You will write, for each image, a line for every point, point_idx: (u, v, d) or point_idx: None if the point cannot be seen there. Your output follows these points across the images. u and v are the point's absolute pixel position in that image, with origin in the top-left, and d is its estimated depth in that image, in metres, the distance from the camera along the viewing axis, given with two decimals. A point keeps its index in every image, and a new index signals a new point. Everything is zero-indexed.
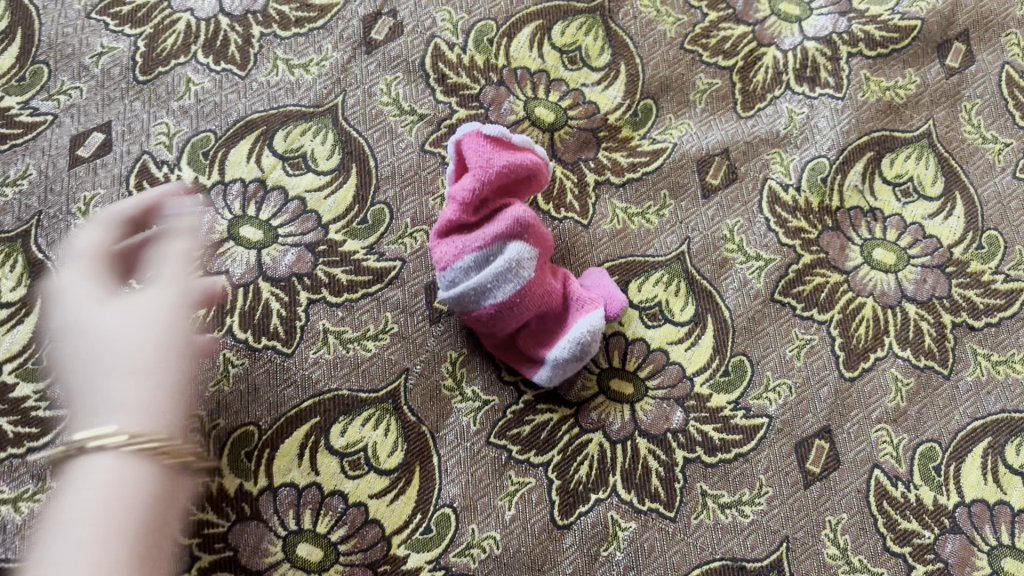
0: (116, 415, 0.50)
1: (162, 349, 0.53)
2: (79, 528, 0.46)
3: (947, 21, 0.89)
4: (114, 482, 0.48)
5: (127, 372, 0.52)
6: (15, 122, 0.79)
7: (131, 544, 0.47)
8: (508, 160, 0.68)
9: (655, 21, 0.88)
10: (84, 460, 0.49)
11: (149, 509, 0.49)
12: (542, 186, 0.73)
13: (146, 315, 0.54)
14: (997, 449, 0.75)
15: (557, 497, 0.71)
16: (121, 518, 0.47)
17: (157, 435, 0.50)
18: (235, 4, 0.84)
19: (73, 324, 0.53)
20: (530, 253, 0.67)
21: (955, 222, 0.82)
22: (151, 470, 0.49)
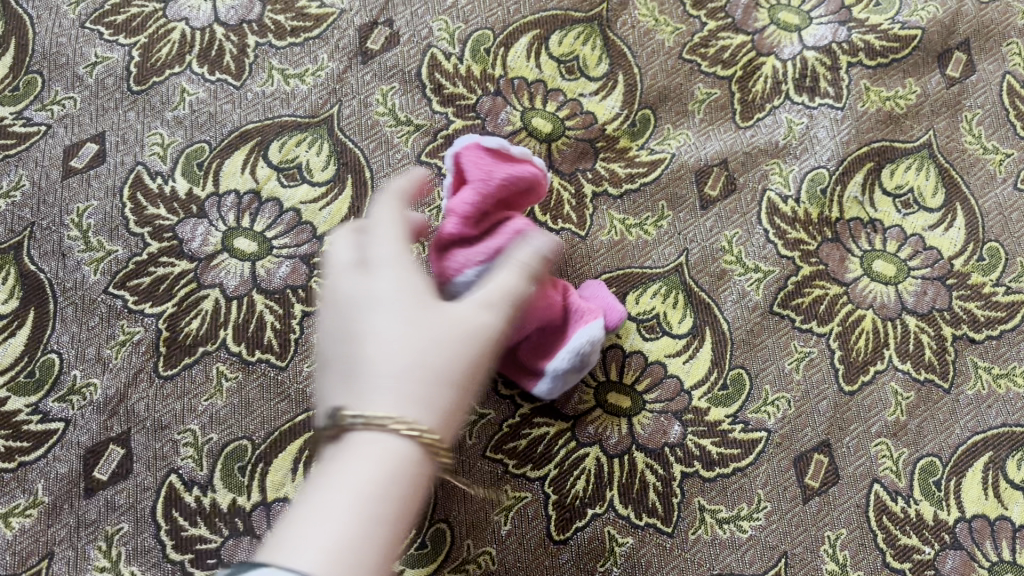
0: (424, 400, 0.46)
1: (457, 344, 0.48)
2: (331, 514, 0.41)
3: (947, 31, 0.88)
4: (372, 483, 0.43)
5: (439, 344, 0.47)
6: (8, 132, 0.78)
7: (386, 536, 0.42)
8: (508, 172, 0.64)
9: (653, 31, 0.87)
10: (370, 441, 0.44)
11: (393, 523, 0.43)
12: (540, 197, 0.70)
13: (450, 316, 0.49)
14: (998, 464, 0.74)
15: (554, 511, 0.71)
16: (367, 528, 0.41)
17: (447, 414, 0.46)
18: (230, 13, 0.84)
19: (377, 297, 0.49)
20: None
21: (955, 233, 0.81)
22: (414, 474, 0.44)
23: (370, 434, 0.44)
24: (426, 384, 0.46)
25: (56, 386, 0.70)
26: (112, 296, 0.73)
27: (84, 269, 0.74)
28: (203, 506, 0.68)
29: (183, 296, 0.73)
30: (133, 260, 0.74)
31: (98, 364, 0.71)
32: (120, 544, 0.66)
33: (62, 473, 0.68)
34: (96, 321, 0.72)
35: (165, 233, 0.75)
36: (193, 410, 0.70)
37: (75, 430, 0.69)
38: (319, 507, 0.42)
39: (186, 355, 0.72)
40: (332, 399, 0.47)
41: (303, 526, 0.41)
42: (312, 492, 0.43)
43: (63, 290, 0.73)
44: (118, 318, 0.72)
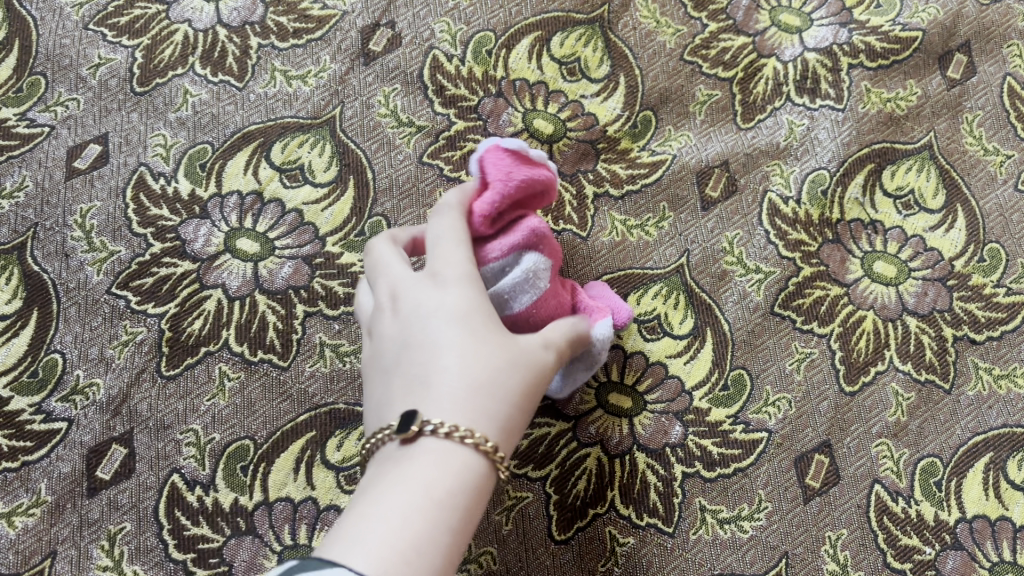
0: (490, 415, 0.50)
1: (516, 366, 0.53)
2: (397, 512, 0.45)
3: (948, 33, 0.89)
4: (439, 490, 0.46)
5: (503, 366, 0.52)
6: (12, 133, 0.79)
7: (450, 537, 0.46)
8: (528, 174, 0.60)
9: (654, 32, 0.88)
10: (441, 450, 0.48)
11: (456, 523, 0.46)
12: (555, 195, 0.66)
13: (508, 337, 0.53)
14: (998, 464, 0.74)
15: (555, 511, 0.71)
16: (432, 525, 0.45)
17: (505, 432, 0.51)
18: (233, 15, 0.84)
19: (444, 312, 0.53)
20: (547, 266, 0.60)
21: (956, 235, 0.81)
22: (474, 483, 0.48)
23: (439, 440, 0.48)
24: (490, 401, 0.51)
25: (59, 386, 0.70)
26: (115, 296, 0.73)
27: (87, 269, 0.74)
28: (205, 505, 0.68)
29: (186, 296, 0.73)
30: (136, 260, 0.75)
31: (101, 363, 0.71)
32: (122, 543, 0.66)
33: (65, 472, 0.68)
34: (99, 321, 0.72)
35: (168, 234, 0.75)
36: (195, 410, 0.70)
37: (78, 429, 0.69)
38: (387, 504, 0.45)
39: (188, 355, 0.72)
40: (399, 402, 0.51)
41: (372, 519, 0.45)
42: (382, 488, 0.47)
43: (66, 291, 0.73)
44: (121, 318, 0.73)
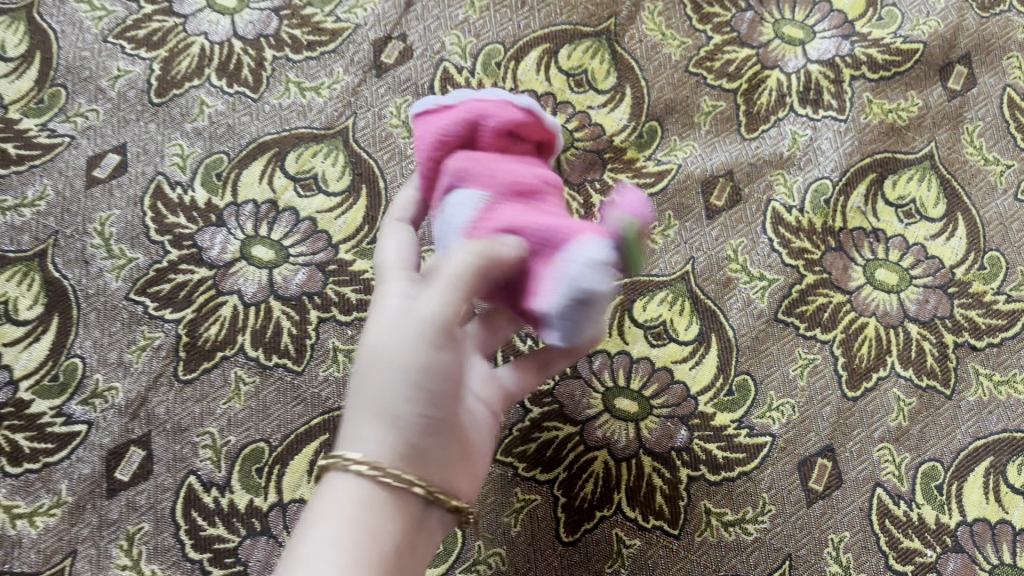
0: (370, 437, 0.45)
1: (382, 368, 0.46)
2: (318, 550, 0.41)
3: (948, 45, 0.90)
4: (370, 528, 0.43)
5: (370, 373, 0.46)
6: (33, 143, 0.81)
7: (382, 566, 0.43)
8: (440, 127, 0.53)
9: (660, 45, 0.90)
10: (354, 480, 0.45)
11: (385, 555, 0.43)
12: (526, 119, 0.54)
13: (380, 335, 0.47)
14: (999, 468, 0.75)
15: (563, 513, 0.72)
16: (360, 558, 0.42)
17: (409, 442, 0.45)
18: (248, 28, 0.86)
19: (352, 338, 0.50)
20: (482, 196, 0.50)
21: (957, 243, 0.83)
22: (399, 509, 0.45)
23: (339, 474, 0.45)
24: (371, 418, 0.45)
25: (79, 389, 0.72)
26: (133, 302, 0.75)
27: (106, 275, 0.76)
28: (221, 506, 0.69)
29: (202, 302, 0.75)
30: (154, 268, 0.76)
31: (120, 368, 0.73)
32: (141, 543, 0.68)
33: (85, 474, 0.70)
34: (118, 327, 0.74)
35: (185, 242, 0.77)
36: (211, 414, 0.72)
37: (97, 432, 0.71)
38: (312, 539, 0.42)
39: (205, 359, 0.74)
40: None
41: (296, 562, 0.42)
42: (308, 513, 0.44)
43: (86, 297, 0.75)
44: (139, 323, 0.74)
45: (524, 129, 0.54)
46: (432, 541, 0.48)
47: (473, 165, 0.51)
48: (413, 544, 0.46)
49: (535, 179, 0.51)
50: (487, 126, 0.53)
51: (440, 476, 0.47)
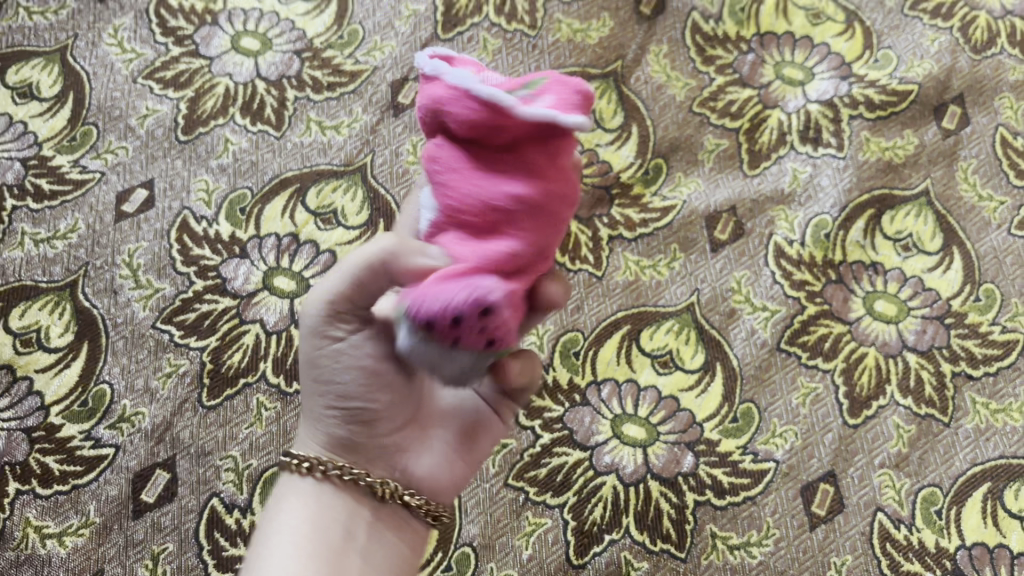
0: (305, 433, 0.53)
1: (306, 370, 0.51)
2: (268, 541, 0.49)
3: (942, 86, 0.94)
4: (311, 516, 0.50)
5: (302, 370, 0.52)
6: (65, 179, 0.84)
7: (342, 553, 0.50)
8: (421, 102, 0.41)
9: (665, 85, 0.93)
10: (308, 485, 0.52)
11: (328, 537, 0.50)
12: (477, 113, 0.38)
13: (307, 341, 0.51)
14: (997, 493, 0.77)
15: (573, 537, 0.75)
16: (304, 538, 0.49)
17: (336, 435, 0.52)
18: (271, 69, 0.90)
19: None
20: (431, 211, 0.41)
21: (953, 276, 0.86)
22: (339, 499, 0.52)
23: (286, 478, 0.53)
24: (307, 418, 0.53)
25: (107, 415, 0.75)
26: (160, 330, 0.78)
27: (134, 305, 0.79)
28: (243, 528, 0.72)
29: (226, 330, 0.78)
30: (179, 297, 0.80)
31: (147, 394, 0.76)
32: (165, 562, 0.70)
33: (112, 495, 0.72)
34: (145, 354, 0.77)
35: (210, 273, 0.80)
36: (234, 438, 0.75)
37: (124, 455, 0.74)
38: (264, 534, 0.50)
39: (228, 386, 0.76)
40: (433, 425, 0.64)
41: (251, 558, 0.49)
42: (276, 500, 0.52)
43: (114, 325, 0.78)
44: (165, 351, 0.77)
45: (488, 129, 0.38)
46: (397, 536, 0.53)
47: (436, 169, 0.40)
48: (368, 529, 0.52)
49: (472, 207, 0.39)
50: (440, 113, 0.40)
51: (384, 463, 0.53)
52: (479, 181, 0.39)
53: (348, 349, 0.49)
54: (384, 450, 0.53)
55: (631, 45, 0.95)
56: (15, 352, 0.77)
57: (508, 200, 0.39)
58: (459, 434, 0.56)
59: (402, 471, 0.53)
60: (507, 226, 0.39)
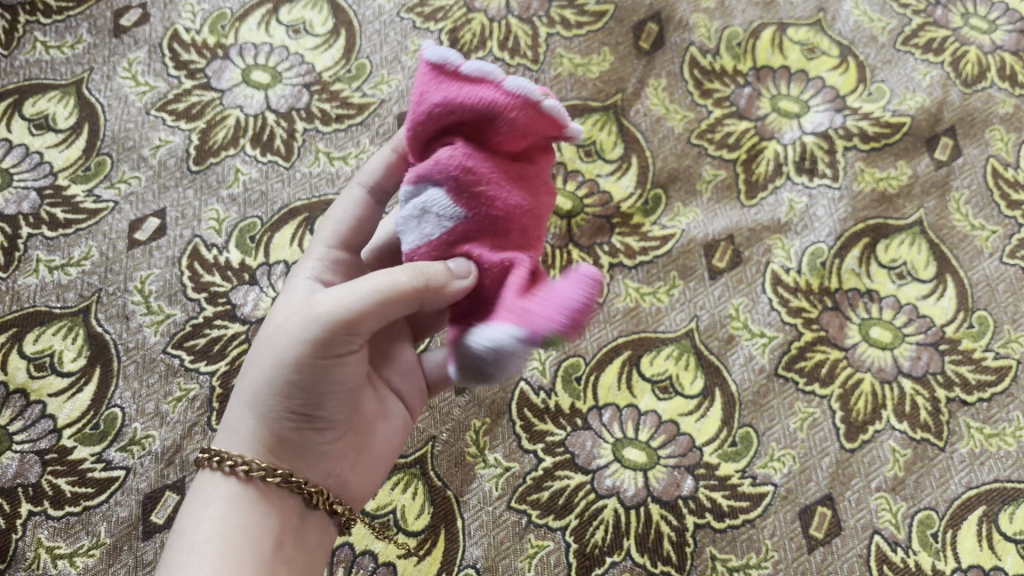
0: (245, 429, 0.56)
1: (266, 367, 0.54)
2: (194, 549, 0.53)
3: (934, 118, 0.96)
4: (239, 525, 0.54)
5: (256, 364, 0.55)
6: (80, 208, 0.86)
7: (270, 562, 0.54)
8: (442, 98, 0.47)
9: (664, 118, 0.96)
10: (237, 494, 0.55)
11: (260, 548, 0.54)
12: (518, 119, 0.46)
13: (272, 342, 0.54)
14: (992, 517, 0.79)
15: (575, 559, 0.76)
16: (235, 548, 0.53)
17: (280, 439, 0.56)
18: (281, 101, 0.92)
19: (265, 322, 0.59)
20: (455, 213, 0.47)
21: (947, 303, 0.87)
22: (269, 512, 0.56)
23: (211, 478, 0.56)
24: (249, 414, 0.56)
25: (118, 437, 0.77)
26: (170, 355, 0.80)
27: (145, 330, 0.81)
28: None
29: (235, 355, 0.80)
30: (190, 323, 0.81)
31: (157, 418, 0.77)
32: None
33: (123, 517, 0.74)
34: (155, 378, 0.79)
35: (220, 299, 0.82)
36: None
37: (134, 477, 0.75)
38: (191, 538, 0.53)
39: None
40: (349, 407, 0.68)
41: (177, 561, 0.52)
42: (200, 506, 0.55)
43: (126, 350, 0.80)
44: (175, 375, 0.79)
45: (520, 137, 0.47)
46: (318, 539, 0.58)
47: (471, 169, 0.47)
48: (295, 538, 0.56)
49: (506, 211, 0.47)
50: (467, 118, 0.47)
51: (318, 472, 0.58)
52: (511, 190, 0.48)
53: (339, 363, 0.53)
54: (325, 457, 0.57)
55: (630, 79, 0.97)
56: (29, 377, 0.79)
57: (529, 201, 0.49)
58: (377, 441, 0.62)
59: (333, 478, 0.59)
60: (528, 224, 0.49)
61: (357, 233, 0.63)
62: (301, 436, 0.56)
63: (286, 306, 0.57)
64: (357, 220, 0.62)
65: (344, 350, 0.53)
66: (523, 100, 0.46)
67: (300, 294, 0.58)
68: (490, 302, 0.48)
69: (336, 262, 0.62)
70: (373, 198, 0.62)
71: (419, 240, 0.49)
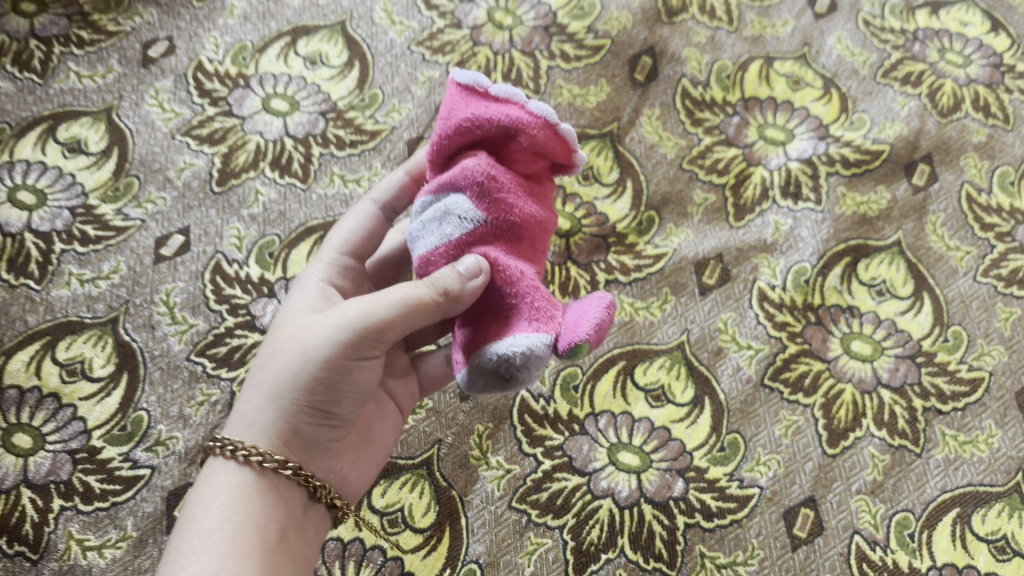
0: (262, 420, 0.60)
1: (293, 364, 0.59)
2: (205, 535, 0.56)
3: (911, 146, 1.02)
4: (247, 516, 0.58)
5: (282, 361, 0.59)
6: (109, 225, 0.92)
7: (273, 552, 0.58)
8: (471, 114, 0.51)
9: (657, 145, 1.02)
10: (246, 486, 0.59)
11: (266, 539, 0.58)
12: (539, 136, 0.51)
13: (301, 342, 0.59)
14: (965, 519, 0.83)
15: (572, 556, 0.81)
16: (244, 536, 0.57)
17: (293, 434, 0.60)
18: (298, 128, 0.99)
19: (279, 322, 0.63)
20: (477, 218, 0.51)
21: (924, 318, 0.93)
22: (275, 504, 0.60)
23: (222, 467, 0.60)
24: (270, 408, 0.60)
25: (145, 438, 0.82)
26: (193, 362, 0.85)
27: (170, 338, 0.87)
28: None
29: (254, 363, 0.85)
30: (212, 332, 0.87)
31: (180, 420, 0.83)
32: None
33: (149, 512, 0.79)
34: (179, 384, 0.84)
35: (241, 310, 0.88)
36: None
37: (159, 475, 0.80)
38: (201, 525, 0.57)
39: None
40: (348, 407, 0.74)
41: (187, 545, 0.56)
42: (208, 495, 0.59)
43: (152, 357, 0.86)
44: (198, 381, 0.84)
45: (536, 155, 0.52)
46: (316, 530, 0.63)
47: (495, 178, 0.51)
48: (295, 529, 0.61)
49: (521, 219, 0.52)
50: (491, 133, 0.51)
51: (321, 468, 0.63)
52: (526, 201, 0.52)
53: (360, 365, 0.59)
54: (328, 455, 0.63)
55: (626, 109, 1.04)
56: (61, 382, 0.84)
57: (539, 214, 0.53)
58: (370, 443, 0.68)
59: (333, 475, 0.64)
60: (536, 234, 0.54)
61: (365, 244, 0.70)
62: (314, 432, 0.61)
63: (305, 308, 0.63)
64: (367, 231, 0.69)
65: (366, 354, 0.59)
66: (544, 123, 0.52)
67: (315, 296, 0.64)
68: (501, 306, 0.52)
69: (345, 267, 0.68)
70: (383, 213, 0.70)
71: (437, 241, 0.53)
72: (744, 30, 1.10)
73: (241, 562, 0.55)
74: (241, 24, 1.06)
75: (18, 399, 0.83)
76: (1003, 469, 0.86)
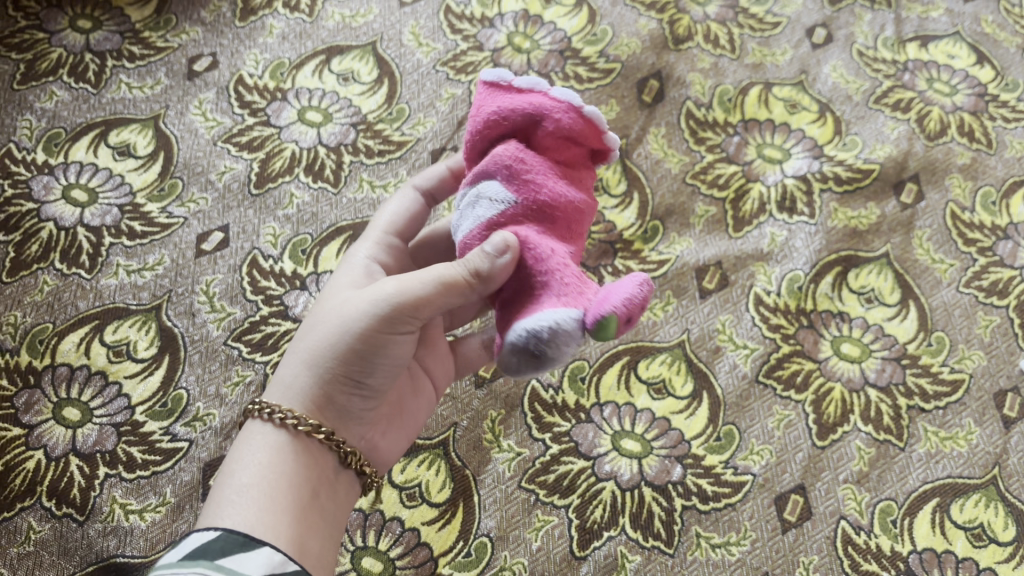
0: (299, 386, 0.66)
1: (331, 334, 0.65)
2: (241, 491, 0.61)
3: (900, 166, 1.10)
4: (280, 476, 0.63)
5: (322, 332, 0.66)
6: (155, 222, 1.00)
7: (304, 509, 0.62)
8: (499, 106, 0.59)
9: (662, 160, 1.09)
10: (278, 449, 0.64)
11: (298, 497, 0.63)
12: (563, 120, 0.57)
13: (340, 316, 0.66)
14: (944, 507, 0.89)
15: (576, 533, 0.87)
16: (277, 493, 0.62)
17: (326, 399, 0.67)
18: (330, 138, 1.07)
19: (324, 297, 0.70)
20: (507, 199, 0.57)
21: (909, 324, 0.99)
22: (306, 466, 0.65)
23: (259, 429, 0.65)
24: (307, 374, 0.66)
25: (184, 414, 0.89)
26: (230, 346, 0.92)
27: (209, 325, 0.94)
28: None
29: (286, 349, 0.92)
30: (248, 320, 0.94)
31: (217, 399, 0.90)
32: None
33: (186, 480, 0.85)
34: (217, 365, 0.91)
35: (275, 301, 0.95)
36: None
37: (196, 447, 0.87)
38: (238, 483, 0.62)
39: None
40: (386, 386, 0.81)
41: (224, 500, 0.61)
42: (244, 457, 0.64)
43: (192, 341, 0.93)
44: (234, 363, 0.91)
45: (565, 139, 0.58)
46: (348, 493, 0.69)
47: (520, 161, 0.57)
48: (326, 491, 0.66)
49: (553, 199, 0.57)
50: (518, 121, 0.58)
51: (352, 436, 0.69)
52: (556, 181, 0.58)
53: (393, 339, 0.66)
54: (358, 424, 0.69)
55: (634, 127, 1.11)
56: (108, 361, 0.91)
57: (572, 193, 0.58)
58: (400, 416, 0.75)
59: (364, 443, 0.71)
60: (572, 217, 0.59)
61: (405, 229, 0.78)
62: (348, 399, 0.67)
63: (348, 283, 0.70)
64: (409, 213, 0.78)
65: (398, 329, 0.65)
66: (569, 107, 0.58)
67: (359, 273, 0.72)
68: (533, 285, 0.56)
69: (388, 247, 0.76)
70: (424, 200, 0.78)
71: (473, 225, 0.60)
72: (746, 58, 1.18)
73: (274, 515, 0.60)
74: (279, 43, 1.15)
75: (68, 375, 0.90)
76: (981, 462, 0.92)
